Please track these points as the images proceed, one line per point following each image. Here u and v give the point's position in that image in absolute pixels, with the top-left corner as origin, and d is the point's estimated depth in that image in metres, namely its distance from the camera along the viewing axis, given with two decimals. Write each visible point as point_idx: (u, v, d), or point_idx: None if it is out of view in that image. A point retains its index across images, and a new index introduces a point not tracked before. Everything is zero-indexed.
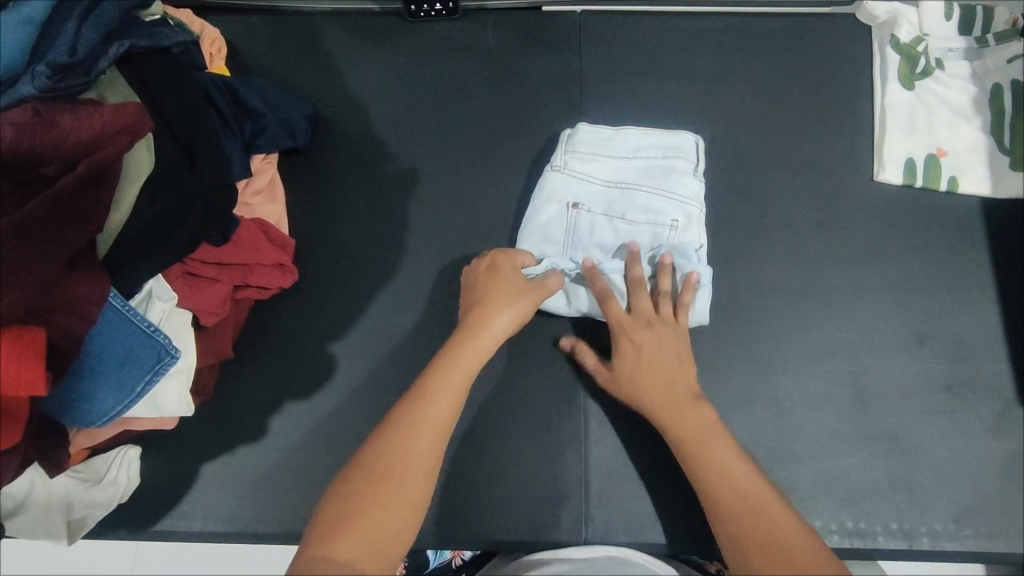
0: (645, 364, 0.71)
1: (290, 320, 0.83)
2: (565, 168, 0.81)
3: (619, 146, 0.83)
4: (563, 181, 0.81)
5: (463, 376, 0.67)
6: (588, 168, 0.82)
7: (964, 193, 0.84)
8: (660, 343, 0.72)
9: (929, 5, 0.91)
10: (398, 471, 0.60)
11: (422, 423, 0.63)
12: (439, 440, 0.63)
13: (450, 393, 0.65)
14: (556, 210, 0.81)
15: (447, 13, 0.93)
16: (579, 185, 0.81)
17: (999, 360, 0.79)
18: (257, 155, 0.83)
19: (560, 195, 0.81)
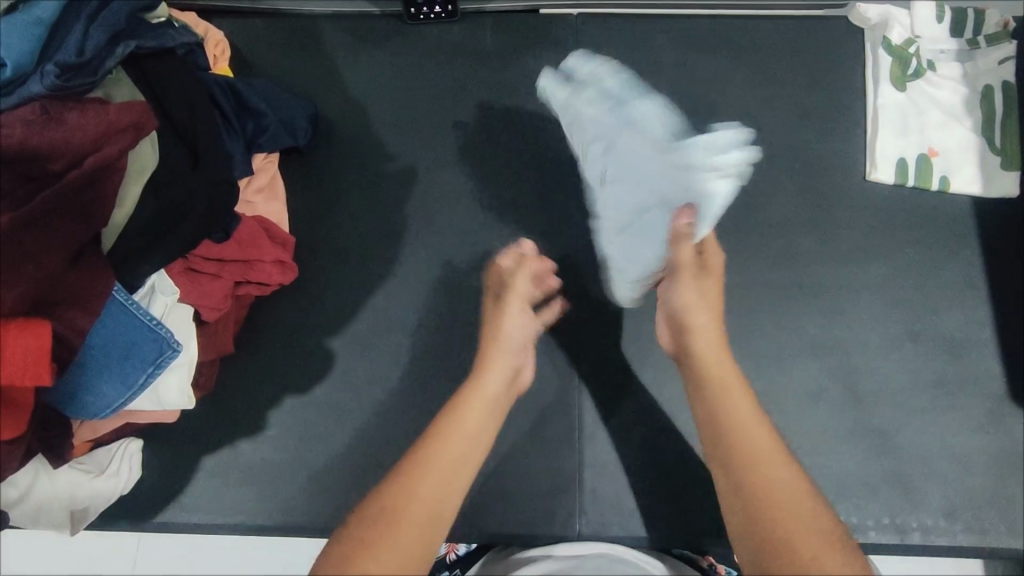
0: (702, 306, 0.75)
1: (290, 317, 0.84)
2: (608, 109, 0.88)
3: (658, 115, 0.88)
4: (600, 118, 0.88)
5: (472, 418, 0.69)
6: (627, 120, 0.88)
7: (955, 193, 0.86)
8: (707, 292, 0.76)
9: (921, 7, 0.92)
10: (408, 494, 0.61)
11: (436, 455, 0.65)
12: (455, 470, 0.65)
13: (466, 431, 0.67)
14: (581, 140, 0.88)
15: (446, 16, 0.95)
16: (614, 128, 0.87)
17: (990, 358, 0.80)
18: (258, 153, 0.85)
19: (592, 132, 0.88)
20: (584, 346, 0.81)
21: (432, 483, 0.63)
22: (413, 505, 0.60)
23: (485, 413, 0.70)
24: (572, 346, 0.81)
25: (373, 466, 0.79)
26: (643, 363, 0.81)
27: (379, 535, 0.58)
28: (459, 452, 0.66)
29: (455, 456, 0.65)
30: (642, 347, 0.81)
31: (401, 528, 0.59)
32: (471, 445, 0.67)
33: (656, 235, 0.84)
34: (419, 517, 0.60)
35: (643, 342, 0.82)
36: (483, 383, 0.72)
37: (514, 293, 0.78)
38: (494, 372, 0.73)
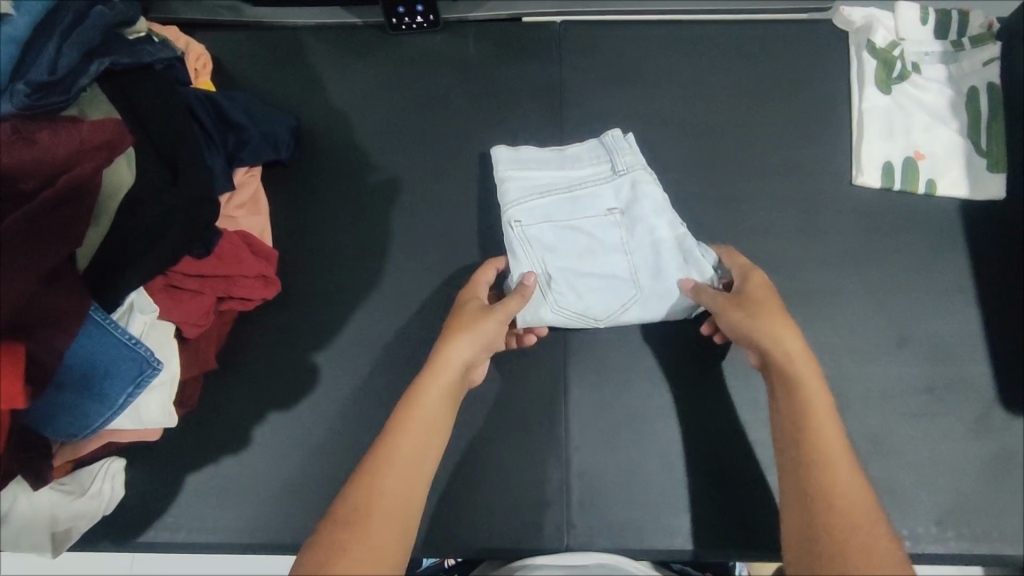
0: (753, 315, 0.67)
1: (273, 331, 0.83)
2: (603, 168, 0.82)
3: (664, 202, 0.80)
4: (587, 170, 0.82)
5: (428, 408, 0.65)
6: (615, 185, 0.81)
7: (941, 196, 0.85)
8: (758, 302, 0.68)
9: (905, 9, 0.92)
10: (379, 501, 0.59)
11: (397, 453, 0.62)
12: (418, 463, 0.62)
13: (426, 422, 0.64)
14: (553, 174, 0.82)
15: (428, 26, 0.94)
16: (595, 183, 0.82)
17: (979, 362, 0.79)
18: (240, 168, 0.84)
19: (567, 174, 0.82)
20: (571, 356, 0.81)
21: (399, 479, 0.60)
22: (385, 504, 0.59)
23: (443, 401, 0.66)
24: (559, 356, 0.81)
25: None
26: (631, 373, 0.80)
27: (354, 542, 0.56)
28: (420, 451, 0.63)
29: (417, 449, 0.63)
30: (630, 358, 0.81)
31: (377, 527, 0.57)
32: (430, 438, 0.64)
33: (577, 287, 0.79)
34: (395, 517, 0.58)
35: (631, 351, 0.81)
36: (444, 366, 0.67)
37: (504, 308, 0.70)
38: (451, 363, 0.67)
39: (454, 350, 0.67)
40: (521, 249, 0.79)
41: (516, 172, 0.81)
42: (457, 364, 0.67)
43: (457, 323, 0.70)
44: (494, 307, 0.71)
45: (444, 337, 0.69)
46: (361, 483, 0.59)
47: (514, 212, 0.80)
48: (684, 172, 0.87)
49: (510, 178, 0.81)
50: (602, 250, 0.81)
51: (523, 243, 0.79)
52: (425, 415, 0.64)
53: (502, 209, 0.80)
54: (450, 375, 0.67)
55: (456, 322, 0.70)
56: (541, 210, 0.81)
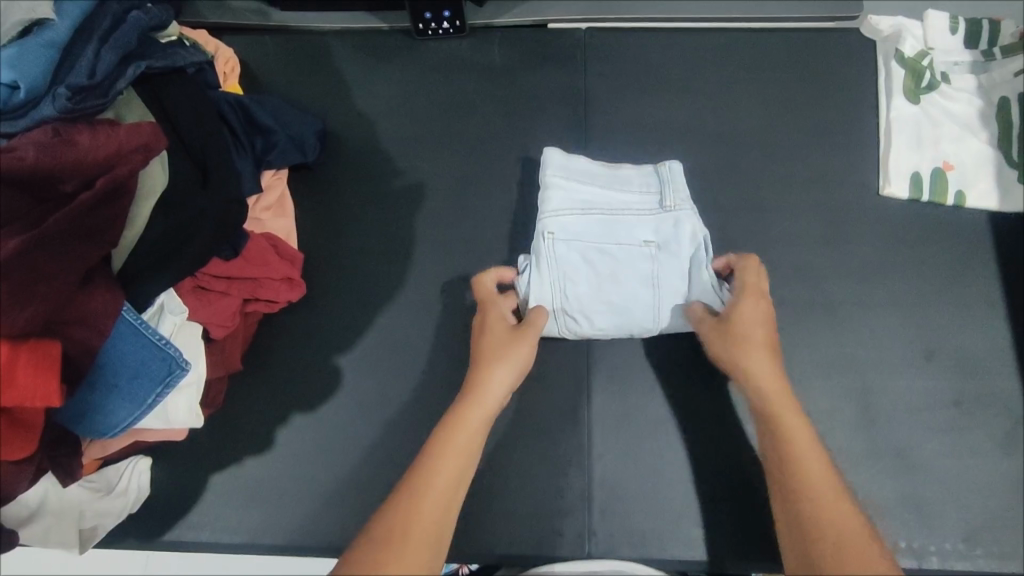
0: (740, 335, 0.71)
1: (296, 333, 0.84)
2: (650, 200, 0.82)
3: (703, 250, 0.79)
4: (635, 196, 0.82)
5: (473, 432, 0.67)
6: (658, 222, 0.81)
7: (971, 207, 0.84)
8: (747, 322, 0.71)
9: (934, 19, 0.91)
10: (419, 516, 0.60)
11: (441, 470, 0.63)
12: (459, 482, 0.64)
13: (471, 444, 0.66)
14: (600, 192, 0.82)
15: (455, 31, 0.95)
16: (638, 213, 0.82)
17: (1009, 376, 0.78)
18: (267, 170, 0.86)
19: (613, 199, 0.82)
20: (593, 363, 0.81)
21: (437, 497, 0.62)
22: (422, 520, 0.60)
23: (484, 425, 0.68)
24: (581, 363, 0.81)
25: (380, 485, 0.78)
26: (653, 380, 0.80)
27: (386, 558, 0.57)
28: (460, 469, 0.64)
29: (460, 470, 0.64)
30: (652, 365, 0.81)
31: (415, 541, 0.58)
32: (470, 460, 0.66)
33: (589, 309, 0.79)
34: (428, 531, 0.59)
35: (652, 357, 0.81)
36: (491, 390, 0.69)
37: (535, 328, 0.74)
38: (497, 388, 0.70)
39: (489, 373, 0.70)
40: (547, 260, 0.79)
41: (564, 180, 0.82)
42: (497, 389, 0.70)
43: (488, 346, 0.73)
44: (526, 328, 0.74)
45: (485, 363, 0.71)
46: (400, 501, 0.61)
47: (550, 221, 0.80)
48: (708, 180, 0.87)
49: (556, 186, 0.81)
50: (627, 276, 0.80)
51: (550, 254, 0.79)
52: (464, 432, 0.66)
53: (539, 216, 0.81)
54: (488, 398, 0.69)
55: (487, 345, 0.73)
56: (577, 226, 0.81)
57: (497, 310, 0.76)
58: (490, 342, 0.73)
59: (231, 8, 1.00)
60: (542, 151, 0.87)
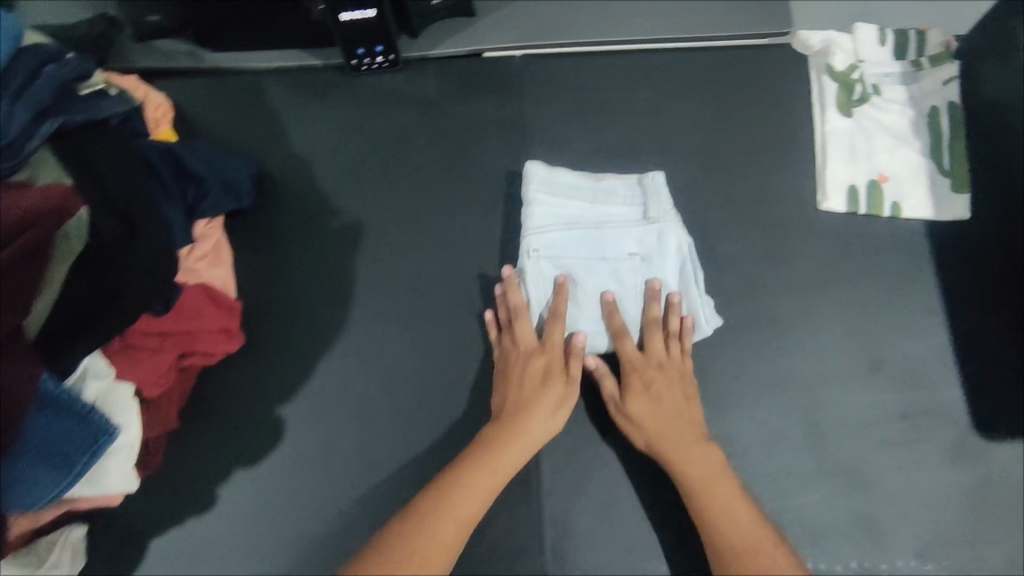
0: (652, 409, 0.74)
1: (237, 385, 0.82)
2: (635, 212, 0.82)
3: (686, 260, 0.80)
4: (619, 209, 0.83)
5: (496, 477, 0.71)
6: (643, 235, 0.81)
7: (907, 218, 0.85)
8: (655, 399, 0.74)
9: (863, 32, 0.92)
10: (417, 554, 0.66)
11: (451, 515, 0.69)
12: (465, 528, 0.69)
13: (485, 491, 0.71)
14: (585, 207, 0.82)
15: (389, 65, 0.95)
16: (623, 224, 0.82)
17: (953, 386, 0.78)
18: (200, 220, 0.84)
19: (598, 212, 0.82)
20: None
21: (440, 538, 0.67)
22: (422, 559, 0.66)
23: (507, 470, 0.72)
24: None
25: (330, 537, 0.77)
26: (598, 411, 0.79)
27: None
28: (472, 514, 0.70)
29: (468, 514, 0.69)
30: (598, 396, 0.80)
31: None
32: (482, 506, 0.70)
33: (578, 325, 0.80)
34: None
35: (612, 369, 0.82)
36: (522, 435, 0.73)
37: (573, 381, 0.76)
38: (532, 437, 0.73)
39: (533, 422, 0.74)
40: (535, 277, 0.80)
41: (547, 194, 0.82)
42: (533, 436, 0.73)
43: (536, 386, 0.75)
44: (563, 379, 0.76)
45: (528, 406, 0.74)
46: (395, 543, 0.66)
47: (535, 238, 0.80)
48: None
49: (539, 203, 0.81)
50: (611, 289, 0.80)
51: (536, 272, 0.80)
52: (487, 471, 0.71)
53: (523, 233, 0.81)
54: (523, 443, 0.73)
55: (539, 393, 0.75)
56: (563, 239, 0.81)
57: (552, 351, 0.77)
58: (532, 383, 0.76)
59: (161, 52, 0.98)
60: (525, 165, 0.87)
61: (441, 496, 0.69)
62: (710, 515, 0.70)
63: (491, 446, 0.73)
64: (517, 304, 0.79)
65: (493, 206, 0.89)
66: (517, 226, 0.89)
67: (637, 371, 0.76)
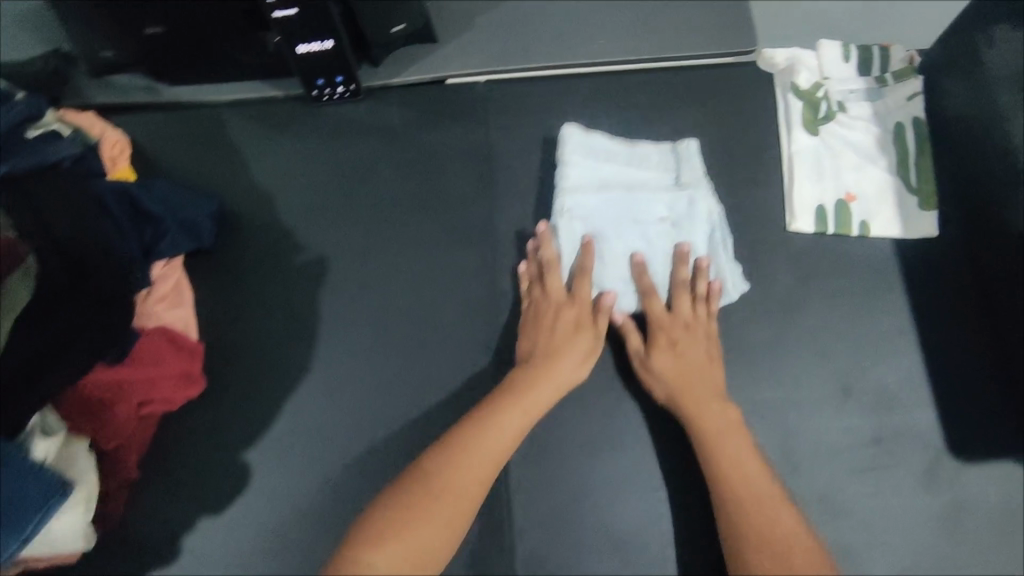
0: (676, 363, 0.77)
1: (199, 430, 0.80)
2: (667, 177, 0.86)
3: (715, 223, 0.83)
4: (652, 174, 0.86)
5: (526, 415, 0.73)
6: (673, 199, 0.84)
7: (875, 236, 0.84)
8: (680, 355, 0.77)
9: (827, 49, 0.92)
10: (452, 487, 0.66)
11: (484, 449, 0.70)
12: (497, 464, 0.70)
13: (515, 429, 0.72)
14: (619, 170, 0.86)
15: (351, 95, 0.93)
16: (654, 189, 0.85)
17: (925, 408, 0.78)
18: (158, 262, 0.82)
19: (631, 176, 0.86)
20: None
21: (472, 468, 0.68)
22: (453, 489, 0.67)
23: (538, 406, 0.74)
24: None
25: None
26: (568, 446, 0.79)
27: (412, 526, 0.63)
28: (504, 449, 0.71)
29: (498, 449, 0.70)
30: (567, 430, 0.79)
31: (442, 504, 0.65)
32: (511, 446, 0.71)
33: (605, 284, 0.83)
34: (450, 517, 0.65)
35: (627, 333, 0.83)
36: (550, 376, 0.76)
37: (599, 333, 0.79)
38: (559, 378, 0.76)
39: (562, 369, 0.76)
40: (568, 233, 0.83)
41: (582, 157, 0.85)
42: (562, 377, 0.76)
43: (565, 331, 0.78)
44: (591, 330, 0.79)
45: (558, 348, 0.77)
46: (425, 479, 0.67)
47: (569, 197, 0.84)
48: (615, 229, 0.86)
49: (575, 164, 0.85)
50: (640, 250, 0.83)
51: (569, 229, 0.83)
52: (517, 412, 0.73)
53: (557, 192, 0.84)
54: (552, 384, 0.75)
55: (569, 340, 0.78)
56: (595, 199, 0.84)
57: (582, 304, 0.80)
58: (562, 330, 0.79)
59: (117, 87, 0.96)
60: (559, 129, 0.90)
61: (467, 441, 0.70)
62: (717, 459, 0.72)
63: (523, 385, 0.75)
64: (547, 256, 0.82)
65: (459, 236, 0.88)
66: (484, 255, 0.87)
67: (661, 328, 0.79)
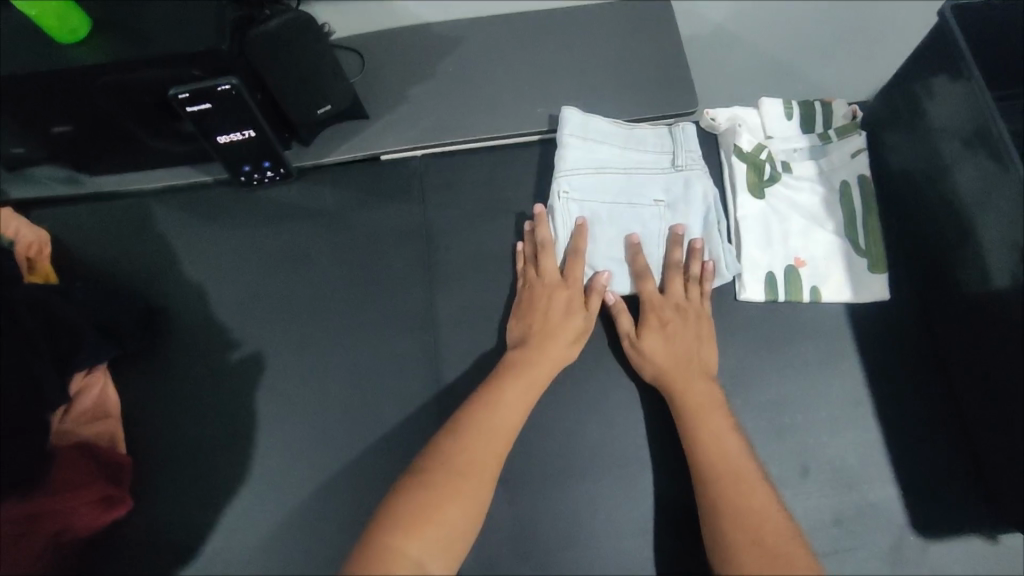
0: (667, 345, 0.77)
1: (132, 553, 0.76)
2: (664, 159, 0.87)
3: (709, 202, 0.85)
4: (650, 156, 0.87)
5: (528, 391, 0.74)
6: (669, 181, 0.86)
7: (826, 302, 0.82)
8: (672, 336, 0.78)
9: (768, 106, 0.90)
10: (459, 473, 0.68)
11: (488, 429, 0.71)
12: (505, 440, 0.71)
13: (519, 405, 0.73)
14: (617, 153, 0.87)
15: (281, 178, 0.90)
16: (652, 171, 0.87)
17: (886, 482, 0.76)
18: (77, 373, 0.78)
19: (628, 157, 0.87)
20: None
21: (480, 451, 0.69)
22: (461, 475, 0.67)
23: (538, 382, 0.75)
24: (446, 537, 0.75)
25: None
26: (519, 541, 0.75)
27: (423, 524, 0.64)
28: (510, 427, 0.72)
29: (503, 427, 0.72)
30: (517, 524, 0.76)
31: (454, 493, 0.66)
32: (516, 421, 0.73)
33: (598, 264, 0.83)
34: (466, 501, 0.66)
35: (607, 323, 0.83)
36: (547, 353, 0.77)
37: (589, 314, 0.80)
38: (557, 355, 0.77)
39: (557, 347, 0.77)
40: (564, 215, 0.84)
41: (580, 139, 0.86)
42: (560, 351, 0.77)
43: (558, 310, 0.79)
44: (579, 312, 0.80)
45: (552, 328, 0.78)
46: (432, 477, 0.67)
47: (566, 180, 0.85)
48: None
49: (573, 148, 0.85)
50: (634, 233, 0.84)
51: (564, 210, 0.84)
52: (520, 388, 0.74)
53: (555, 173, 0.85)
54: (548, 362, 0.77)
55: (563, 322, 0.79)
56: (592, 182, 0.85)
57: (574, 284, 0.81)
58: (552, 309, 0.79)
59: (35, 179, 0.91)
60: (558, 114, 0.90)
61: (473, 425, 0.71)
62: (703, 450, 0.71)
63: (523, 362, 0.76)
64: (540, 237, 0.83)
65: (400, 321, 0.84)
66: (427, 340, 0.83)
67: (654, 309, 0.80)
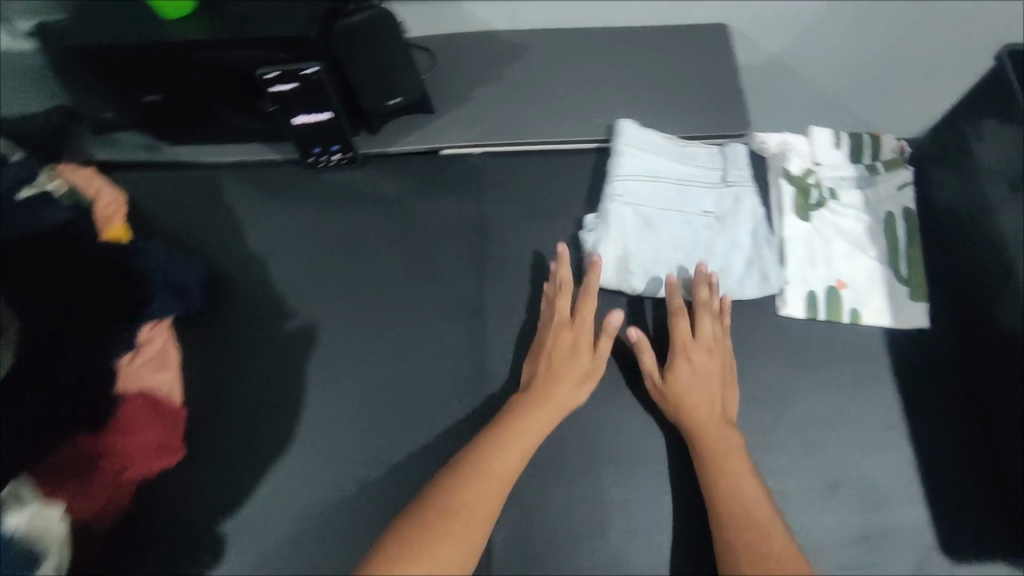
0: (695, 383, 0.77)
1: (173, 502, 0.79)
2: (715, 175, 0.91)
3: (759, 217, 0.89)
4: (701, 171, 0.91)
5: (540, 423, 0.75)
6: (719, 197, 0.90)
7: (865, 325, 0.84)
8: (698, 376, 0.78)
9: (818, 134, 0.94)
10: (468, 496, 0.69)
11: (498, 457, 0.72)
12: (515, 469, 0.72)
13: (530, 437, 0.74)
14: (671, 164, 0.91)
15: (348, 162, 0.95)
16: (703, 185, 0.91)
17: (914, 505, 0.77)
18: (146, 324, 0.83)
19: (681, 170, 0.91)
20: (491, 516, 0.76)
21: (490, 478, 0.70)
22: (469, 498, 0.68)
23: (549, 417, 0.76)
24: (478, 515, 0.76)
25: None
26: (550, 527, 0.76)
27: (437, 535, 0.65)
28: (519, 458, 0.73)
29: (514, 456, 0.72)
30: (547, 511, 0.76)
31: (465, 514, 0.67)
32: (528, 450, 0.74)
33: (648, 266, 0.86)
34: (475, 522, 0.67)
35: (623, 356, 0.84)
36: (558, 388, 0.78)
37: (601, 355, 0.81)
38: (568, 391, 0.78)
39: (563, 388, 0.78)
40: (618, 216, 0.87)
41: (637, 148, 0.90)
42: (571, 387, 0.78)
43: (572, 347, 0.81)
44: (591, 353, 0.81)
45: (559, 367, 0.79)
46: (440, 496, 0.68)
47: (621, 185, 0.88)
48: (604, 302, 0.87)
49: (630, 155, 0.89)
50: (684, 241, 0.88)
51: (618, 212, 0.87)
52: (532, 420, 0.75)
53: (610, 178, 0.89)
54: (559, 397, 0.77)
55: (571, 361, 0.80)
56: (646, 189, 0.89)
57: (583, 326, 0.82)
58: (563, 347, 0.81)
59: (120, 144, 0.98)
60: (614, 125, 0.95)
61: (483, 453, 0.72)
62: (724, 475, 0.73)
63: (534, 396, 0.77)
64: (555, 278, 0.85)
65: (448, 307, 0.87)
66: (472, 327, 0.86)
67: (678, 350, 0.80)
